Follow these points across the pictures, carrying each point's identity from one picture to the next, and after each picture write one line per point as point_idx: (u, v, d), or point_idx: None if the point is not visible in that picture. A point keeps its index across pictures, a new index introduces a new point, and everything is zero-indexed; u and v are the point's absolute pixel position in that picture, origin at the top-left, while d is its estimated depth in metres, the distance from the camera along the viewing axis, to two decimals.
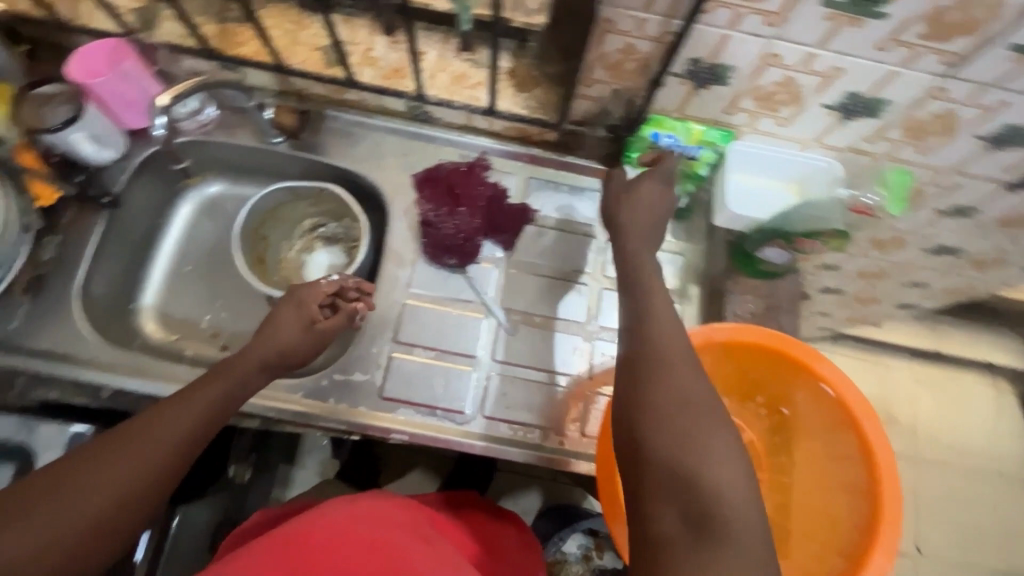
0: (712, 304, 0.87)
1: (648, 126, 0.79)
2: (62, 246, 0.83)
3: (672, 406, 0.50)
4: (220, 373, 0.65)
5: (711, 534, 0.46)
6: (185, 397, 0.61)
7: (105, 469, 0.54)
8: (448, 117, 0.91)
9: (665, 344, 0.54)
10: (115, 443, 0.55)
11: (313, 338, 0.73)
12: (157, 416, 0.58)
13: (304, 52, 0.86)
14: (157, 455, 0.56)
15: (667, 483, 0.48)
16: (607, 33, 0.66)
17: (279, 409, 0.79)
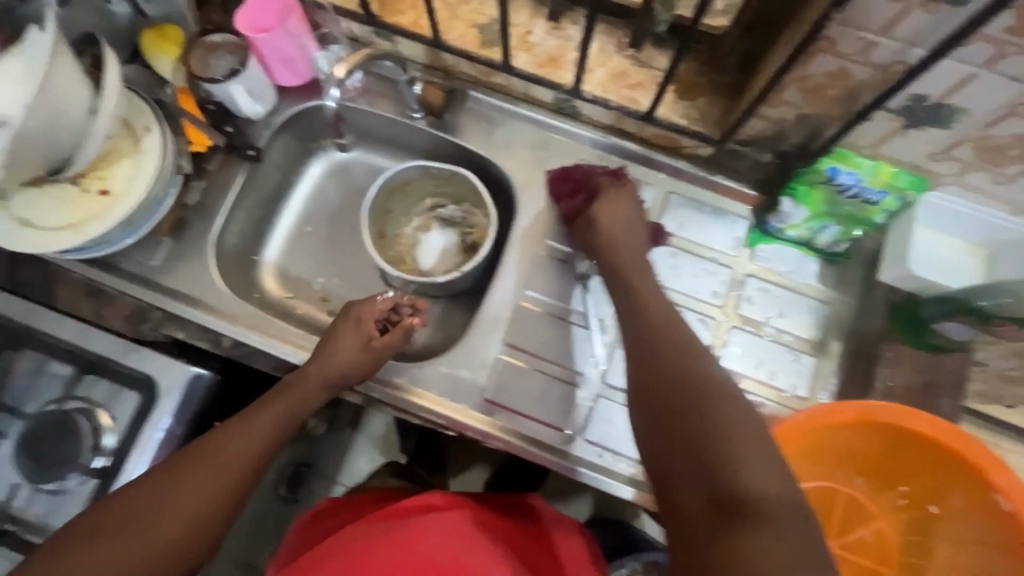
0: (856, 366, 0.77)
1: (827, 161, 0.71)
2: (206, 192, 0.86)
3: (671, 408, 0.55)
4: (279, 399, 0.69)
5: (737, 514, 0.47)
6: (240, 429, 0.65)
7: (169, 501, 0.60)
8: (596, 115, 0.85)
9: (671, 346, 0.59)
10: (185, 461, 0.62)
11: (362, 360, 0.73)
12: (220, 449, 0.63)
13: (461, 28, 0.83)
14: (223, 473, 0.62)
15: (690, 477, 0.50)
16: (820, 53, 0.57)
17: (384, 393, 0.79)
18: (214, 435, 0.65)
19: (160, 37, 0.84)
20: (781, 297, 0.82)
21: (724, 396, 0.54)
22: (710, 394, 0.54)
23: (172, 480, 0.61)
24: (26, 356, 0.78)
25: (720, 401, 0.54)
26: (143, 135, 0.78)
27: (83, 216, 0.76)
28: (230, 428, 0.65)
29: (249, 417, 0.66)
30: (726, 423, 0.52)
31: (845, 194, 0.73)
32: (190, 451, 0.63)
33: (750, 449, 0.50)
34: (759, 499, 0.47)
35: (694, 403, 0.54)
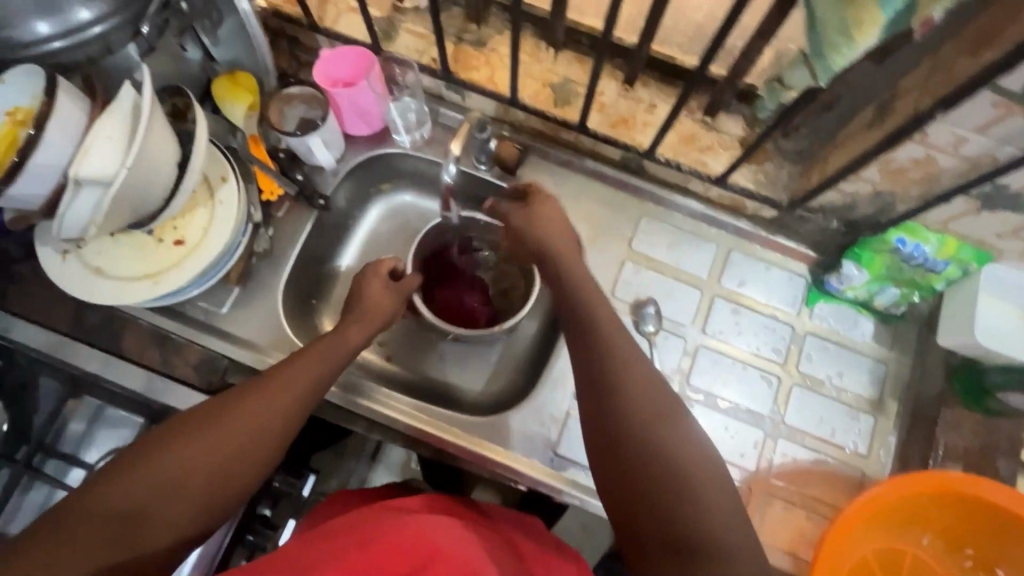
0: (915, 427, 0.80)
1: (896, 231, 0.74)
2: (273, 239, 0.86)
3: (618, 439, 0.58)
4: (312, 354, 0.66)
5: (690, 544, 0.53)
6: (277, 382, 0.62)
7: (191, 441, 0.56)
8: (663, 174, 0.87)
9: (637, 367, 0.61)
10: (209, 419, 0.58)
11: (382, 312, 0.76)
12: (251, 395, 0.61)
13: (534, 86, 0.84)
14: (255, 433, 0.59)
15: (641, 511, 0.56)
16: (909, 143, 0.60)
17: (458, 447, 0.79)
18: (249, 382, 0.62)
19: (234, 85, 0.84)
20: (839, 356, 0.84)
21: (644, 406, 0.59)
22: (655, 418, 0.58)
23: (201, 422, 0.58)
24: (82, 404, 0.82)
25: (653, 420, 0.58)
26: (219, 186, 0.79)
27: (159, 266, 0.75)
28: (265, 382, 0.62)
29: (285, 370, 0.64)
30: (662, 449, 0.56)
31: (909, 262, 0.76)
32: (225, 399, 0.60)
33: (647, 461, 0.56)
34: (688, 530, 0.54)
35: (635, 428, 0.58)
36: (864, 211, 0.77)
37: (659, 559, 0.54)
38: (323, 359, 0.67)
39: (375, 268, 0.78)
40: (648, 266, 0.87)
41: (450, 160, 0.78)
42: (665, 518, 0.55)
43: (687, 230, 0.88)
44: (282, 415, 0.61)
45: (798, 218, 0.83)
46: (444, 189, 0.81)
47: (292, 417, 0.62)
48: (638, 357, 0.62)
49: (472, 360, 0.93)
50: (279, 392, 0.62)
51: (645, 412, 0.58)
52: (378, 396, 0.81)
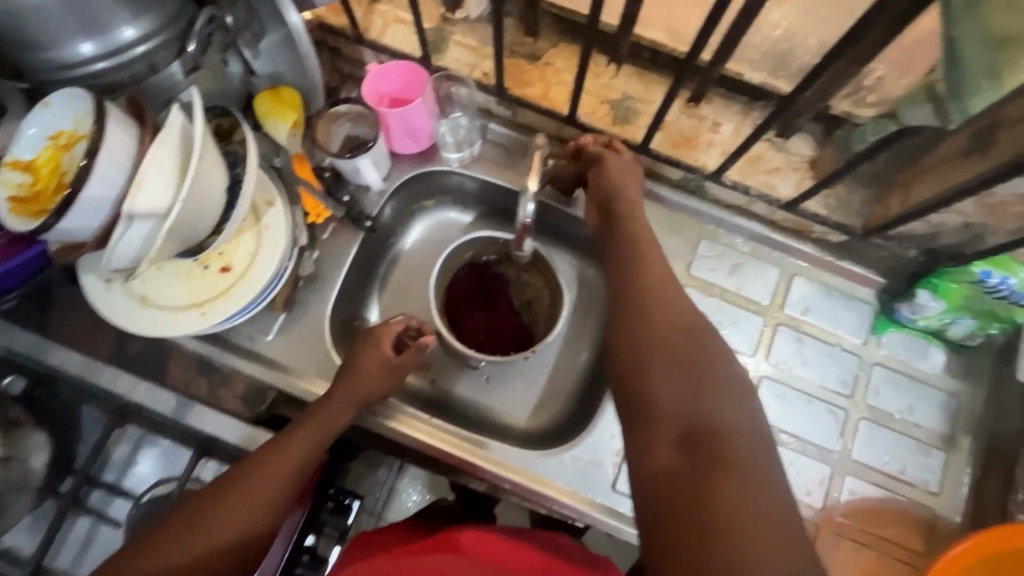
0: (990, 464, 0.77)
1: (980, 264, 0.69)
2: (318, 262, 0.83)
3: (645, 342, 0.59)
4: (309, 424, 0.70)
5: (711, 472, 0.49)
6: (275, 457, 0.67)
7: (200, 526, 0.61)
8: (725, 196, 0.83)
9: (663, 315, 0.60)
10: (228, 489, 0.64)
11: (386, 384, 0.76)
12: (255, 473, 0.65)
13: (592, 103, 0.80)
14: (262, 495, 0.65)
15: (658, 413, 0.55)
16: (1018, 179, 0.56)
17: (515, 484, 0.77)
18: (253, 458, 0.67)
19: (278, 102, 0.80)
20: (909, 389, 0.81)
21: (675, 321, 0.60)
22: (681, 329, 0.60)
23: (209, 505, 0.63)
24: (126, 432, 0.80)
25: (677, 332, 0.59)
26: (265, 210, 0.75)
27: (206, 295, 0.73)
28: (262, 455, 0.67)
29: (285, 442, 0.68)
30: (688, 356, 0.57)
31: (991, 294, 0.72)
32: (242, 467, 0.66)
33: (669, 366, 0.56)
34: (706, 442, 0.51)
35: (662, 333, 0.59)
36: (946, 241, 0.73)
37: (676, 462, 0.51)
38: (317, 427, 0.71)
39: (374, 336, 0.77)
40: (708, 292, 0.84)
41: (528, 198, 0.68)
42: (682, 421, 0.53)
43: (748, 254, 0.85)
44: (280, 487, 0.66)
45: (871, 244, 0.78)
46: (520, 225, 0.72)
47: (287, 487, 0.66)
48: (674, 311, 0.61)
49: (520, 386, 0.90)
50: (283, 458, 0.67)
51: (671, 324, 0.60)
52: (399, 416, 0.80)
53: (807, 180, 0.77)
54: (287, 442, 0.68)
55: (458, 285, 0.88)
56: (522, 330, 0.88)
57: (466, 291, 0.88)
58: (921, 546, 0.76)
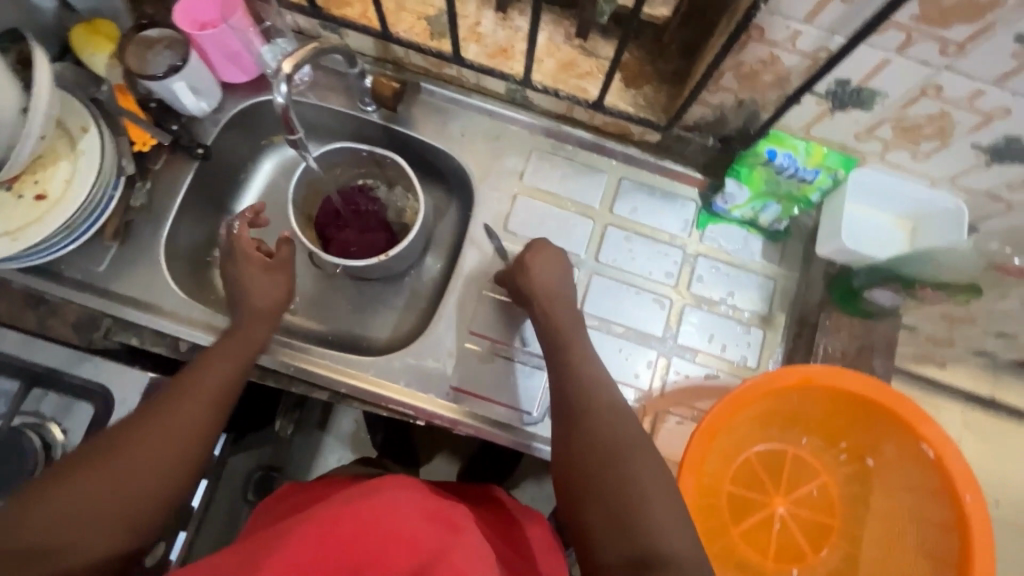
0: (800, 334, 0.82)
1: (766, 143, 0.75)
2: (151, 193, 0.83)
3: (574, 428, 0.63)
4: (222, 354, 0.70)
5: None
6: (194, 390, 0.65)
7: (122, 459, 0.57)
8: (548, 105, 0.86)
9: (618, 437, 0.61)
10: (130, 434, 0.60)
11: (271, 304, 0.76)
12: (177, 407, 0.63)
13: (409, 20, 0.82)
14: (168, 438, 0.61)
15: (594, 493, 0.58)
16: (752, 41, 0.61)
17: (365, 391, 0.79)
18: (168, 393, 0.64)
19: (93, 33, 0.80)
20: (730, 276, 0.86)
21: (620, 424, 0.62)
22: (585, 405, 0.64)
23: (127, 436, 0.59)
24: None
25: (630, 435, 0.62)
26: (80, 136, 0.76)
27: (20, 223, 0.72)
28: (184, 387, 0.65)
29: (201, 376, 0.66)
30: (631, 443, 0.61)
31: (783, 173, 0.77)
32: (142, 412, 0.62)
33: (594, 442, 0.61)
34: (665, 503, 0.56)
35: (599, 426, 0.62)
36: (736, 125, 0.78)
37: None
38: (219, 357, 0.69)
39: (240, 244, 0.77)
40: (540, 200, 0.87)
41: (280, 80, 0.70)
42: (614, 502, 0.57)
43: (578, 162, 0.88)
44: (200, 413, 0.64)
45: (679, 138, 0.83)
46: (281, 111, 0.72)
47: (214, 415, 0.65)
48: (619, 402, 0.64)
49: (375, 308, 0.93)
50: (183, 401, 0.63)
51: (618, 421, 0.62)
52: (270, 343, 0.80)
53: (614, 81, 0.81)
54: (189, 386, 0.65)
55: (325, 210, 0.90)
56: (389, 243, 0.89)
57: (334, 212, 0.89)
58: None
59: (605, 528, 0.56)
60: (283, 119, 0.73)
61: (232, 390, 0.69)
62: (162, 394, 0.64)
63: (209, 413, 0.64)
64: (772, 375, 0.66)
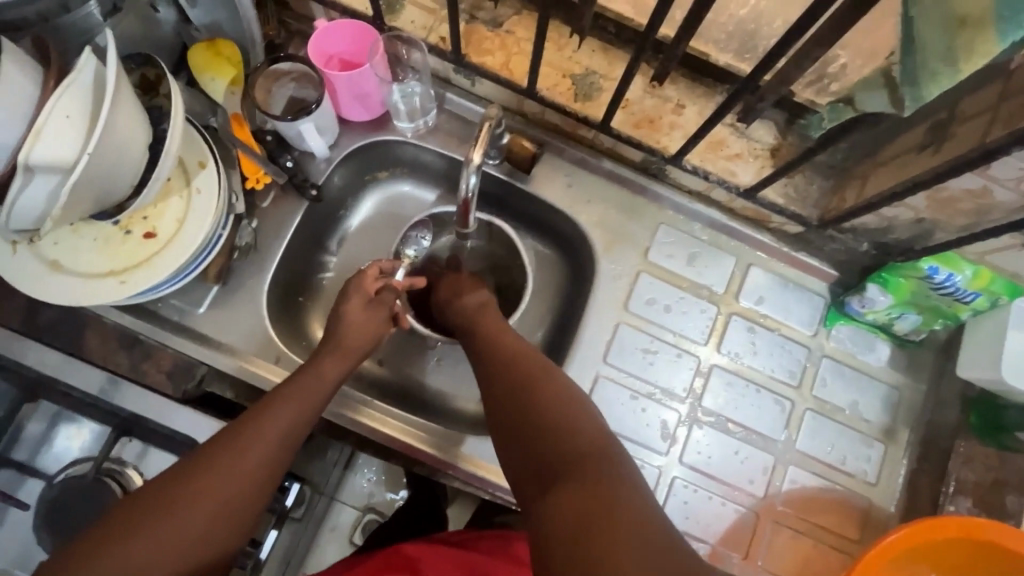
0: (926, 455, 0.78)
1: (928, 260, 0.68)
2: (257, 232, 0.78)
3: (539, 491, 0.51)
4: (296, 392, 0.62)
5: None
6: (255, 431, 0.57)
7: (170, 520, 0.51)
8: (685, 180, 0.81)
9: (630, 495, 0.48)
10: (203, 463, 0.54)
11: (374, 334, 0.71)
12: (236, 462, 0.55)
13: (553, 77, 0.77)
14: (243, 471, 0.55)
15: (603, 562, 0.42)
16: (970, 172, 0.56)
17: (374, 433, 0.75)
18: (226, 438, 0.56)
19: (214, 55, 0.74)
20: (855, 381, 0.81)
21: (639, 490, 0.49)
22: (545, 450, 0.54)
23: (178, 493, 0.52)
24: (39, 408, 0.74)
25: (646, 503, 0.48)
26: (196, 172, 0.70)
27: (126, 263, 0.67)
28: (249, 435, 0.57)
29: (270, 426, 0.58)
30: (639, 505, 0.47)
31: (938, 290, 0.72)
32: (218, 439, 0.57)
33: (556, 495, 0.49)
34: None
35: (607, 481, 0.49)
36: (898, 235, 0.72)
37: None
38: (310, 399, 0.62)
39: (361, 282, 0.72)
40: (663, 279, 0.82)
41: (471, 169, 0.61)
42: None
43: (706, 242, 0.83)
44: (268, 459, 0.57)
45: (826, 236, 0.78)
46: (462, 199, 0.66)
47: (273, 471, 0.57)
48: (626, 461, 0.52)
49: (470, 370, 0.87)
50: (265, 430, 0.58)
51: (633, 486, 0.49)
52: (365, 410, 0.75)
53: (767, 169, 0.76)
54: (273, 411, 0.59)
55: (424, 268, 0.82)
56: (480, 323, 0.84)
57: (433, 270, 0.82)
58: (856, 534, 0.77)
59: None
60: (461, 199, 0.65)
61: (303, 436, 0.61)
62: (217, 437, 0.57)
63: (269, 465, 0.57)
64: (922, 526, 0.62)
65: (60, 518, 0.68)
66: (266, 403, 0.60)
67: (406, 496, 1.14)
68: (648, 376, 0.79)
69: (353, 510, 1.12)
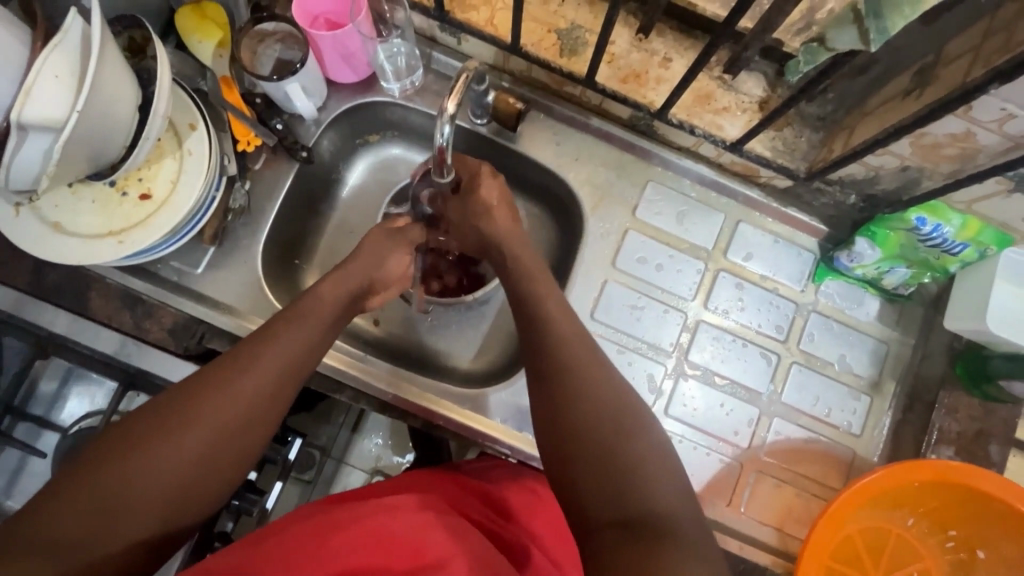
0: (911, 407, 0.79)
1: (916, 210, 0.68)
2: (250, 194, 0.79)
3: (561, 460, 0.53)
4: (306, 314, 0.62)
5: (650, 543, 0.45)
6: (266, 346, 0.58)
7: (164, 436, 0.50)
8: (673, 137, 0.80)
9: (625, 417, 0.54)
10: (212, 381, 0.54)
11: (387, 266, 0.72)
12: (222, 384, 0.54)
13: (538, 32, 0.77)
14: (252, 385, 0.55)
15: (589, 457, 0.52)
16: (952, 114, 0.56)
17: (377, 391, 0.78)
18: (218, 366, 0.56)
19: (200, 18, 0.75)
20: (843, 334, 0.81)
21: (612, 394, 0.56)
22: (608, 498, 0.49)
23: (178, 412, 0.52)
24: (51, 363, 0.77)
25: (615, 424, 0.53)
26: (187, 134, 0.71)
27: (124, 224, 0.69)
28: (241, 356, 0.57)
29: (265, 351, 0.58)
30: (617, 402, 0.55)
31: (925, 241, 0.71)
32: (230, 358, 0.57)
33: (576, 419, 0.54)
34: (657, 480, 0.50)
35: (596, 412, 0.54)
36: (886, 187, 0.72)
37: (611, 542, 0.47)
38: (308, 326, 0.61)
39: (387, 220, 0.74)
40: (651, 236, 0.82)
41: (444, 120, 0.61)
42: (606, 470, 0.50)
43: (695, 198, 0.83)
44: (272, 377, 0.57)
45: (814, 190, 0.78)
46: (438, 150, 0.65)
47: (274, 389, 0.57)
48: (614, 383, 0.57)
49: (464, 330, 0.89)
50: (278, 349, 0.58)
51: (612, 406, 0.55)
52: (361, 365, 0.78)
53: (755, 122, 0.75)
54: (284, 332, 0.60)
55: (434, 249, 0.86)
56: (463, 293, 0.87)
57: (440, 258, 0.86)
58: (839, 483, 0.79)
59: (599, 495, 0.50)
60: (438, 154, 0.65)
61: (311, 359, 0.61)
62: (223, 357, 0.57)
63: (275, 384, 0.57)
64: (890, 471, 0.63)
65: None
66: (279, 323, 0.61)
67: (412, 459, 1.19)
68: (636, 331, 0.81)
69: (362, 473, 1.16)
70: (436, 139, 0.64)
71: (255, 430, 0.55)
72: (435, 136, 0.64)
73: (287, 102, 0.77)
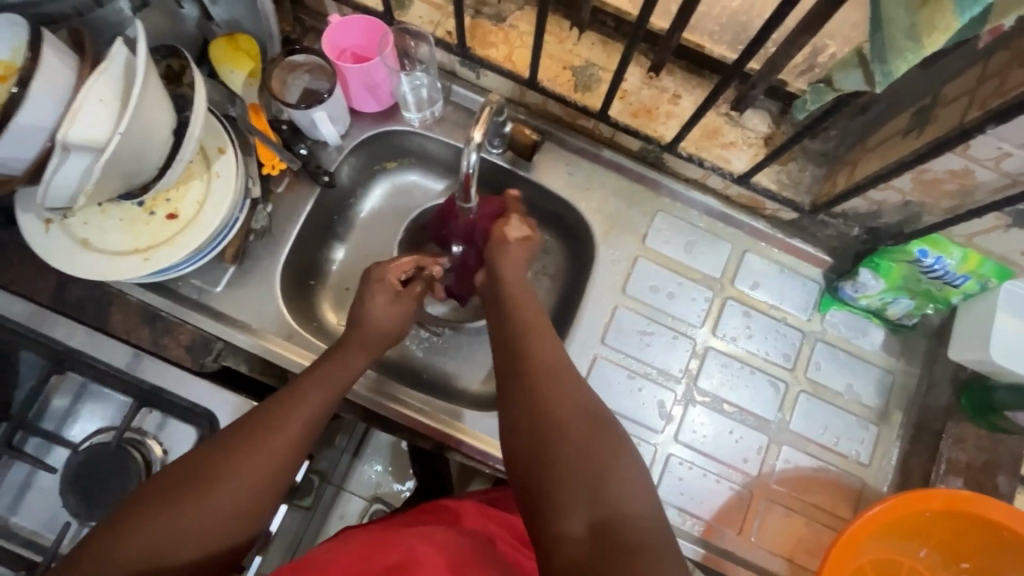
0: (918, 437, 0.80)
1: (917, 243, 0.70)
2: (272, 216, 0.82)
3: (531, 464, 0.54)
4: (319, 375, 0.64)
5: (618, 544, 0.47)
6: (280, 407, 0.60)
7: (187, 500, 0.52)
8: (681, 168, 0.84)
9: (590, 412, 0.56)
10: (232, 445, 0.56)
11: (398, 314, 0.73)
12: (249, 437, 0.57)
13: (554, 69, 0.81)
14: (271, 446, 0.57)
15: (555, 455, 0.53)
16: (951, 152, 0.59)
17: (392, 412, 0.78)
18: (238, 428, 0.58)
19: (233, 49, 0.79)
20: (848, 364, 0.83)
21: (576, 396, 0.57)
22: (583, 508, 0.50)
23: (198, 475, 0.54)
24: (66, 379, 0.76)
25: (577, 421, 0.55)
26: (216, 157, 0.74)
27: (150, 242, 0.71)
28: (260, 417, 0.59)
29: (288, 416, 0.59)
30: (584, 404, 0.57)
31: (928, 274, 0.73)
32: (247, 422, 0.58)
33: (544, 415, 0.55)
34: (623, 473, 0.52)
35: (561, 409, 0.55)
36: (888, 220, 0.75)
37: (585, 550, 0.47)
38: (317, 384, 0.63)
39: (383, 274, 0.73)
40: (661, 264, 0.84)
41: (471, 148, 0.65)
42: (577, 468, 0.52)
43: (702, 228, 0.85)
44: (287, 439, 0.58)
45: (819, 222, 0.80)
46: (464, 176, 0.68)
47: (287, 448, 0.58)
48: (569, 373, 0.59)
49: (473, 353, 0.90)
50: (293, 408, 0.60)
51: (572, 398, 0.57)
52: (369, 385, 0.78)
53: (761, 156, 0.78)
54: (299, 394, 0.61)
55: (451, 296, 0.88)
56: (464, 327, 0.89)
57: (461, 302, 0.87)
58: (849, 513, 0.79)
59: (569, 492, 0.51)
60: (466, 179, 0.69)
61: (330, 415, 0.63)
62: (242, 419, 0.59)
63: (291, 442, 0.58)
64: (891, 500, 0.64)
65: (86, 484, 0.71)
66: (293, 387, 0.62)
67: (411, 486, 1.18)
68: (646, 357, 0.82)
69: (361, 501, 1.14)
70: (463, 165, 0.67)
71: (274, 479, 0.56)
72: (461, 161, 0.67)
73: (313, 129, 0.80)
